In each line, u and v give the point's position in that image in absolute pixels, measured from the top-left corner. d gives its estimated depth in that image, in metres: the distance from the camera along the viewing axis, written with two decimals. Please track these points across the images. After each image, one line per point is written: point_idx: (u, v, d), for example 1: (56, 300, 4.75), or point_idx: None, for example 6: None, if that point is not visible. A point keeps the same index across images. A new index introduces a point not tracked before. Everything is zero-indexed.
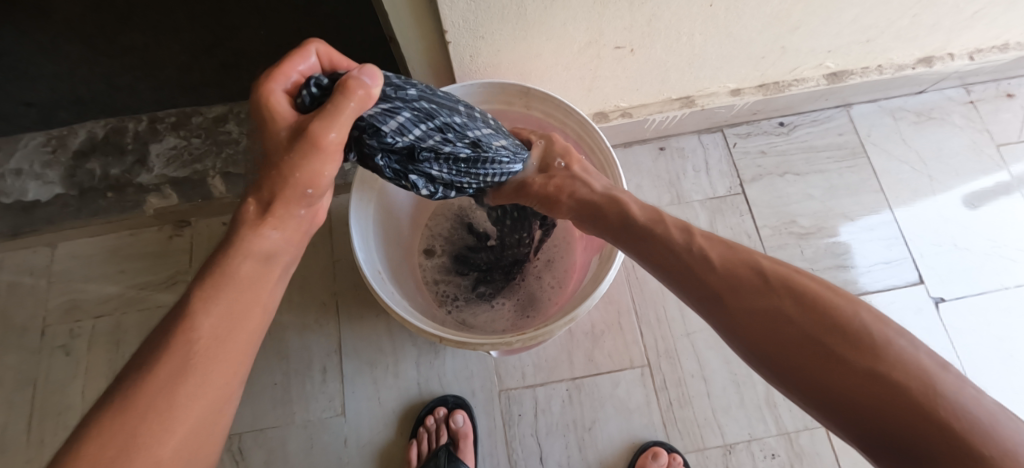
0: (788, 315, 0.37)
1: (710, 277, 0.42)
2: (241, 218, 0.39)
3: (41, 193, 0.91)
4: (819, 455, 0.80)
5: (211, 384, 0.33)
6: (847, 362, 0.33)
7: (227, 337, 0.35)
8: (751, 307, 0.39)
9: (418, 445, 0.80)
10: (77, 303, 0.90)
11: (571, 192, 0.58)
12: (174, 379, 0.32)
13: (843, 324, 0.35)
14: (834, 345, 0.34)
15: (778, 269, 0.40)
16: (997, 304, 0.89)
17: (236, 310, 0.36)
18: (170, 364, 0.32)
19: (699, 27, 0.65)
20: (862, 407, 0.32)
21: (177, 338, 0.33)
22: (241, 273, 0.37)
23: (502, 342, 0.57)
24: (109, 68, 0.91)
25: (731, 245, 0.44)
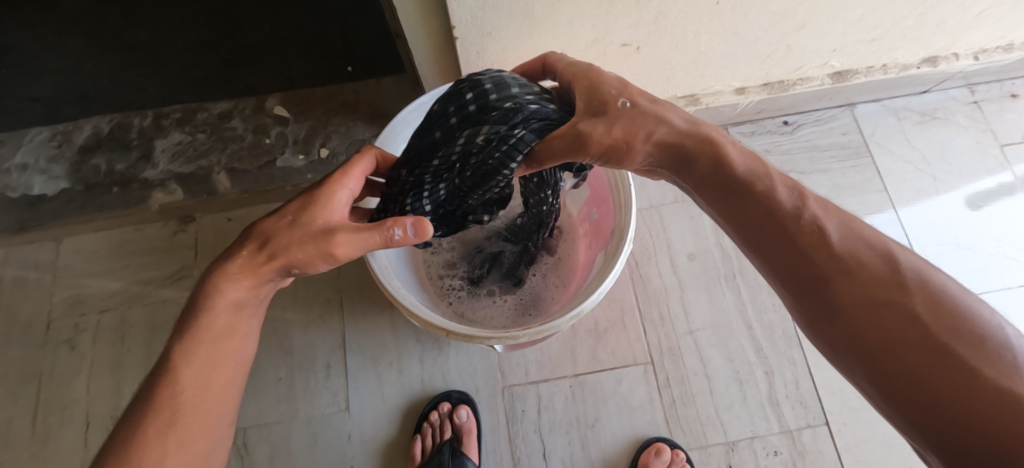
0: (919, 315, 0.32)
1: (822, 253, 0.37)
2: (222, 271, 0.45)
3: (47, 188, 0.92)
4: (821, 453, 0.80)
5: (194, 428, 0.43)
6: (986, 387, 0.29)
7: (206, 387, 0.44)
8: (869, 296, 0.34)
9: (423, 440, 0.80)
10: (82, 297, 0.90)
11: (648, 135, 0.43)
12: (164, 431, 0.42)
13: (982, 342, 0.31)
14: (969, 361, 0.30)
15: (908, 259, 0.35)
16: (999, 305, 0.89)
17: (212, 363, 0.44)
18: (157, 426, 0.42)
19: (705, 26, 0.66)
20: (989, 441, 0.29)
21: (158, 403, 0.42)
22: (212, 331, 0.44)
23: (508, 336, 0.58)
24: (115, 64, 0.88)
25: (850, 221, 0.38)
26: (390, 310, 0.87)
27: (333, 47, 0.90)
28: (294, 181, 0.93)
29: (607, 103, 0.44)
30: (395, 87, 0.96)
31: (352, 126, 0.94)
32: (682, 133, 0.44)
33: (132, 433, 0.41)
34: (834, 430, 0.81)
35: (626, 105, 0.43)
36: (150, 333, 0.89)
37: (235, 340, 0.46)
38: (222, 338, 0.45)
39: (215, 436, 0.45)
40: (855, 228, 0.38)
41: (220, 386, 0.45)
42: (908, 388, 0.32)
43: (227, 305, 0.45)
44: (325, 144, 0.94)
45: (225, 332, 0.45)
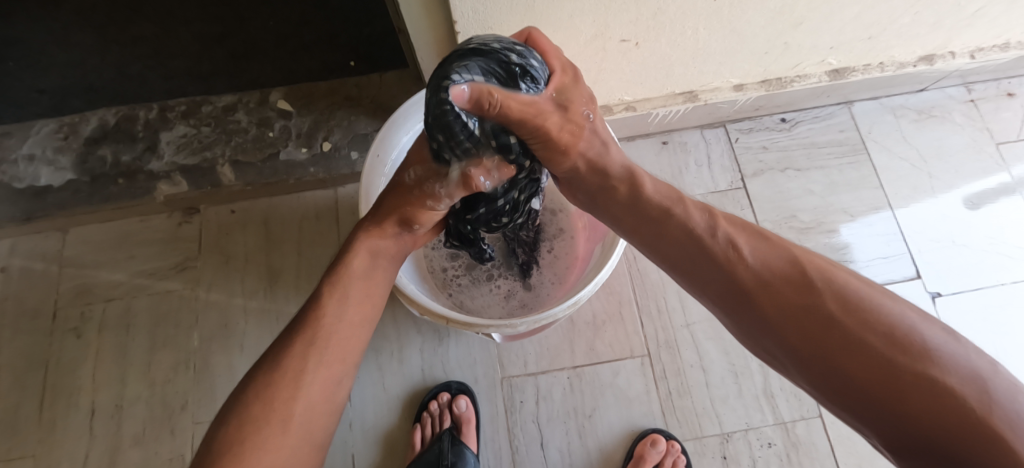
0: (829, 314, 0.36)
1: (741, 269, 0.41)
2: (362, 228, 0.55)
3: (53, 179, 0.92)
4: (814, 445, 0.81)
5: (332, 355, 0.47)
6: (901, 365, 0.33)
7: (346, 317, 0.49)
8: (785, 304, 0.38)
9: (423, 429, 0.82)
10: (88, 287, 0.91)
11: (583, 149, 0.50)
12: (308, 348, 0.46)
13: (888, 326, 0.34)
14: (880, 345, 0.34)
15: (813, 261, 0.40)
16: (992, 300, 0.90)
17: (355, 296, 0.51)
18: (304, 340, 0.46)
19: (703, 22, 0.67)
20: (918, 414, 0.32)
21: (310, 322, 0.48)
22: (354, 267, 0.52)
23: (507, 324, 0.59)
24: (121, 58, 0.92)
25: (762, 236, 0.44)
26: (391, 301, 0.89)
27: (337, 42, 0.93)
28: (296, 175, 0.92)
29: (571, 103, 0.48)
30: (399, 82, 0.95)
31: (354, 120, 0.94)
32: (612, 159, 0.52)
33: (283, 345, 0.46)
34: (827, 422, 0.82)
35: (587, 116, 0.49)
36: (155, 323, 0.90)
37: (371, 286, 0.53)
38: (359, 277, 0.52)
39: (344, 373, 0.48)
40: (766, 241, 0.43)
41: (356, 323, 0.50)
42: (839, 379, 0.35)
43: (365, 254, 0.54)
44: (327, 138, 0.93)
45: (365, 275, 0.53)
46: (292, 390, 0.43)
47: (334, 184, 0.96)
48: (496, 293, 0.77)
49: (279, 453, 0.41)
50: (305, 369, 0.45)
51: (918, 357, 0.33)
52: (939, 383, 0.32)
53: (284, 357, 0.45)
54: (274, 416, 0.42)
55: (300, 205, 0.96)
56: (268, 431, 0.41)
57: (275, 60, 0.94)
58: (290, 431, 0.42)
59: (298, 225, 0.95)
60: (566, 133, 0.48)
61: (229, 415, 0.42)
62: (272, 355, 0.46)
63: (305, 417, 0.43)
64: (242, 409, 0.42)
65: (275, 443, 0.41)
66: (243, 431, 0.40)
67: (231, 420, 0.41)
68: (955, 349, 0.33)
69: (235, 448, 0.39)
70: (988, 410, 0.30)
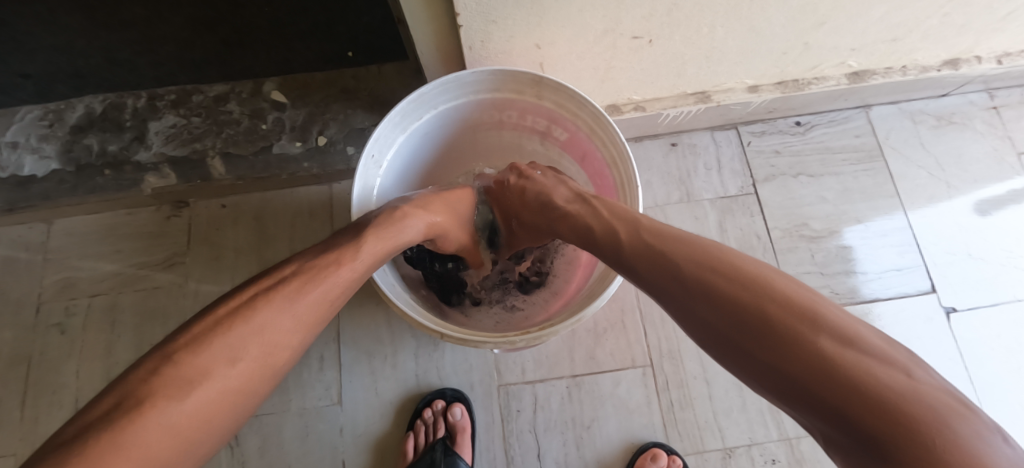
0: (710, 320, 0.39)
1: (663, 288, 0.42)
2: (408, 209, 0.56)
3: (38, 168, 0.88)
4: (819, 461, 0.79)
5: (328, 314, 0.44)
6: (771, 360, 0.35)
7: (355, 283, 0.47)
8: (702, 319, 0.39)
9: (414, 438, 0.79)
10: (72, 281, 0.88)
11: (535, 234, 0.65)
12: (317, 303, 0.43)
13: (753, 324, 0.36)
14: (776, 358, 0.35)
15: (696, 264, 0.41)
16: (1007, 316, 0.87)
17: (369, 266, 0.48)
18: (319, 295, 0.43)
19: (721, 19, 0.62)
20: (796, 398, 0.35)
21: (338, 273, 0.45)
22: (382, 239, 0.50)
23: (505, 341, 0.55)
24: (108, 41, 0.82)
25: (658, 246, 0.44)
26: (387, 303, 0.85)
27: (334, 32, 0.84)
28: (289, 170, 0.89)
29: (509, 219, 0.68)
30: (398, 75, 0.91)
31: (350, 113, 0.90)
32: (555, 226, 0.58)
33: (295, 289, 0.42)
34: None
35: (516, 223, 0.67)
36: (142, 319, 0.87)
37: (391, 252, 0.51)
38: (388, 248, 0.51)
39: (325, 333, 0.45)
40: (657, 249, 0.44)
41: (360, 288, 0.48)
42: (743, 374, 0.38)
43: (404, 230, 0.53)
44: (322, 132, 0.90)
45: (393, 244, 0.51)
46: (295, 337, 0.41)
47: (329, 179, 0.93)
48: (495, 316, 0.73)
49: (253, 395, 0.39)
50: (312, 321, 0.42)
51: (782, 352, 0.35)
52: (805, 376, 0.33)
53: (302, 299, 0.42)
54: (262, 365, 0.39)
55: (294, 200, 0.93)
56: (257, 372, 0.38)
57: (269, 48, 0.86)
58: (272, 377, 0.40)
59: (291, 222, 0.91)
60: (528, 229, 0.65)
61: (218, 340, 0.37)
62: (285, 297, 0.41)
63: (290, 363, 0.41)
64: (242, 341, 0.38)
65: (254, 387, 0.39)
66: (236, 366, 0.37)
67: (220, 352, 0.37)
68: (850, 358, 0.33)
69: (221, 381, 0.36)
70: (837, 389, 0.32)
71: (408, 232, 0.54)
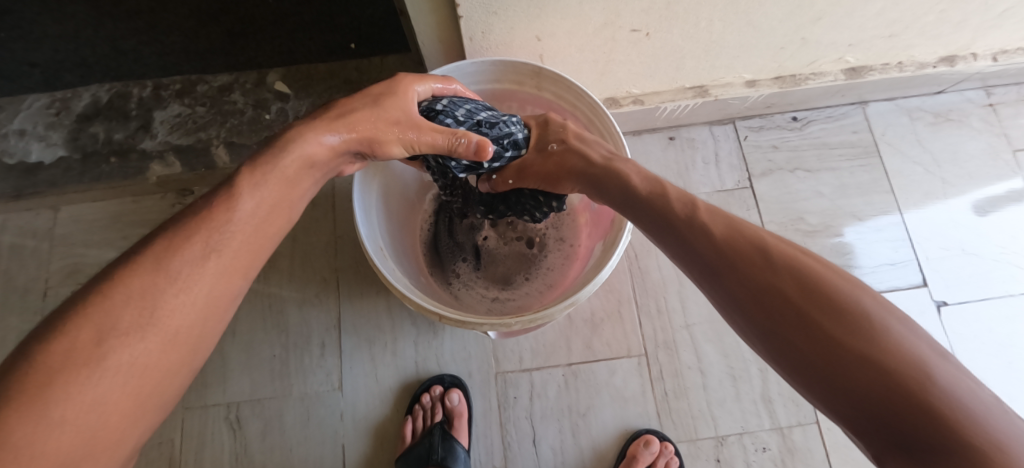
0: (791, 299, 0.35)
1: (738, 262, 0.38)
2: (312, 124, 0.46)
3: (45, 155, 0.90)
4: (810, 451, 0.80)
5: (229, 258, 0.38)
6: (859, 352, 0.32)
7: (262, 222, 0.40)
8: (783, 298, 0.36)
9: (413, 422, 0.81)
10: (78, 267, 0.90)
11: (568, 168, 0.58)
12: (207, 252, 0.37)
13: (848, 311, 0.34)
14: (871, 350, 0.32)
15: (781, 247, 0.39)
16: (998, 311, 0.88)
17: (274, 201, 0.41)
18: (206, 240, 0.37)
19: (719, 13, 0.63)
20: (871, 400, 0.31)
21: (211, 224, 0.37)
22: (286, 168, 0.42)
23: (501, 322, 0.57)
24: (114, 30, 0.86)
25: (738, 223, 0.41)
26: (387, 292, 0.87)
27: (337, 22, 0.87)
28: None
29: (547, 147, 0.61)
30: (399, 67, 0.92)
31: None
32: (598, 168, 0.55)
33: (171, 243, 0.36)
34: (824, 429, 0.81)
35: (558, 146, 0.60)
36: None
37: (292, 191, 0.43)
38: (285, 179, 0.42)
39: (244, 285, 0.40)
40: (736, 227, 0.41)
41: (267, 228, 0.41)
42: (811, 367, 0.34)
43: (299, 156, 0.43)
44: None
45: (287, 184, 0.42)
46: (179, 302, 0.35)
47: None
48: (474, 286, 0.77)
49: (155, 371, 0.34)
50: (199, 279, 0.36)
51: (876, 344, 0.32)
52: (902, 374, 0.31)
53: (174, 260, 0.35)
54: (153, 331, 0.33)
55: None
56: (153, 344, 0.33)
57: (274, 37, 0.88)
58: (172, 348, 0.34)
59: None
60: (549, 164, 0.60)
61: (86, 312, 0.32)
62: (157, 251, 0.35)
63: (198, 326, 0.36)
64: (106, 314, 0.32)
65: (155, 361, 0.33)
66: (107, 345, 0.32)
67: (86, 326, 0.31)
68: (944, 367, 0.31)
69: (93, 364, 0.31)
70: (933, 392, 0.30)
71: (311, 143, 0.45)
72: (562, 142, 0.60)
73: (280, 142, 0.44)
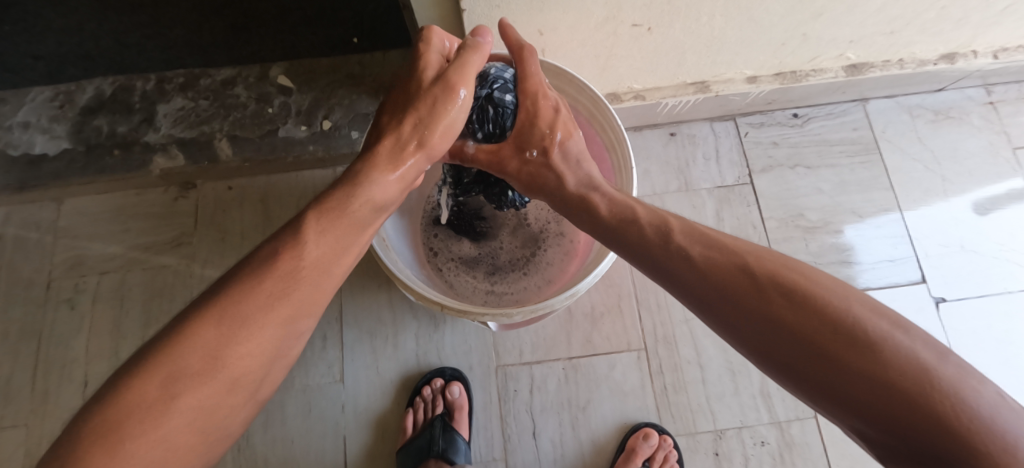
0: (781, 319, 0.36)
1: (716, 288, 0.39)
2: (374, 162, 0.48)
3: (49, 147, 0.91)
4: (808, 445, 0.81)
5: (294, 301, 0.39)
6: (849, 363, 0.33)
7: (328, 267, 0.41)
8: (764, 322, 0.37)
9: (414, 415, 0.82)
10: (82, 259, 0.90)
11: (541, 186, 0.56)
12: (273, 298, 0.38)
13: (842, 324, 0.34)
14: (860, 363, 0.32)
15: (767, 264, 0.39)
16: (996, 307, 0.88)
17: (338, 247, 0.42)
18: (275, 287, 0.38)
19: (720, 9, 0.64)
20: (867, 408, 0.32)
21: (280, 269, 0.39)
22: (353, 212, 0.44)
23: (502, 313, 0.57)
24: (118, 24, 0.85)
25: (722, 243, 0.42)
26: (389, 286, 0.87)
27: (338, 17, 0.86)
28: (295, 152, 0.91)
29: (530, 147, 0.56)
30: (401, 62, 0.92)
31: (355, 98, 0.93)
32: (570, 192, 0.54)
33: (244, 288, 0.38)
34: (822, 424, 0.82)
35: (535, 157, 0.56)
36: (149, 296, 0.89)
37: (356, 236, 0.44)
38: (347, 224, 0.43)
39: (307, 327, 0.41)
40: (714, 247, 0.41)
41: (333, 275, 0.42)
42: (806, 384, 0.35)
43: (366, 199, 0.45)
44: (327, 116, 0.92)
45: (354, 228, 0.44)
46: (246, 349, 0.36)
47: (333, 163, 0.93)
48: (470, 279, 0.77)
49: (216, 412, 0.35)
50: (266, 324, 0.37)
51: (876, 355, 0.32)
52: (897, 383, 0.31)
53: (243, 307, 0.37)
54: (222, 373, 0.35)
55: (299, 183, 0.93)
56: (220, 386, 0.35)
57: (277, 33, 0.88)
58: (235, 390, 0.36)
59: (296, 204, 0.92)
60: (525, 174, 0.56)
61: (162, 354, 0.34)
62: (228, 296, 0.37)
63: (260, 368, 0.37)
64: (178, 361, 0.34)
65: (217, 400, 0.35)
66: (178, 386, 0.33)
67: (160, 369, 0.33)
68: (945, 369, 0.32)
69: (165, 404, 0.33)
70: (936, 397, 0.30)
71: (382, 186, 0.47)
72: (543, 153, 0.56)
73: (353, 180, 0.46)
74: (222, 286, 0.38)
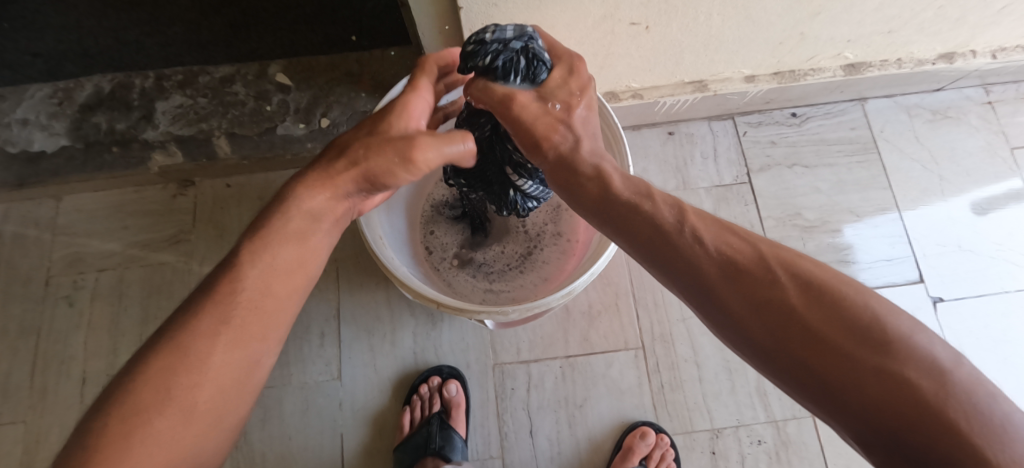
0: (793, 309, 0.32)
1: (720, 272, 0.34)
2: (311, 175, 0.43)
3: (48, 144, 0.90)
4: (805, 443, 0.81)
5: (239, 326, 0.39)
6: (859, 362, 0.29)
7: (269, 289, 0.40)
8: (770, 312, 0.32)
9: (411, 412, 0.82)
10: (80, 256, 0.91)
11: (556, 143, 0.43)
12: (216, 327, 0.38)
13: (858, 321, 0.30)
14: (871, 362, 0.29)
15: (778, 250, 0.34)
16: (993, 307, 0.89)
17: (279, 268, 0.41)
18: (215, 316, 0.38)
19: (717, 8, 0.64)
20: (874, 413, 0.28)
21: (218, 298, 0.39)
22: (289, 230, 0.41)
23: (498, 310, 0.57)
24: (116, 22, 0.85)
25: (727, 225, 0.37)
26: (386, 284, 0.87)
27: (337, 15, 0.87)
28: (293, 149, 0.92)
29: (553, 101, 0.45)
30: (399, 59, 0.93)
31: (354, 96, 0.93)
32: (584, 156, 0.43)
33: (187, 321, 0.38)
34: (819, 423, 0.82)
35: (557, 110, 0.45)
36: (148, 294, 0.89)
37: (304, 255, 0.42)
38: (287, 248, 0.41)
39: (264, 349, 0.41)
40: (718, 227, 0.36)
41: (279, 296, 0.41)
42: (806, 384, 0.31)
43: (301, 217, 0.42)
44: (326, 114, 0.92)
45: (298, 247, 0.42)
46: (198, 377, 0.36)
47: None
48: (465, 277, 0.77)
49: (178, 443, 0.35)
50: (213, 351, 0.37)
51: (888, 353, 0.29)
52: (909, 386, 0.28)
53: (188, 338, 0.37)
54: (173, 404, 0.35)
55: None
56: (174, 417, 0.35)
57: (276, 30, 0.88)
58: (194, 419, 0.36)
59: None
60: (538, 123, 0.44)
61: (119, 394, 0.35)
62: (171, 332, 0.37)
63: (218, 396, 0.37)
64: (132, 400, 0.34)
65: (177, 430, 0.35)
66: (135, 421, 0.34)
67: (116, 406, 0.34)
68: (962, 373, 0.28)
69: (123, 440, 0.33)
70: (948, 401, 0.27)
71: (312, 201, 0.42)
72: (566, 108, 0.45)
73: (285, 200, 0.42)
74: (171, 322, 0.39)
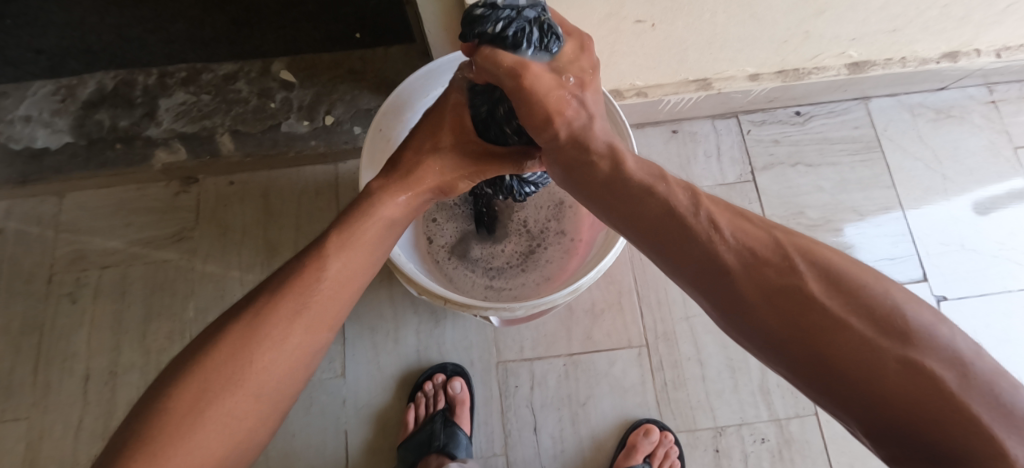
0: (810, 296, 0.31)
1: (734, 259, 0.34)
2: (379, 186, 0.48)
3: (51, 141, 0.91)
4: (807, 442, 0.81)
5: (315, 318, 0.40)
6: (879, 351, 0.28)
7: (345, 283, 0.42)
8: (785, 301, 0.31)
9: (416, 409, 0.82)
10: (83, 253, 0.91)
11: (568, 123, 0.44)
12: (293, 314, 0.39)
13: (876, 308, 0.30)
14: (892, 351, 0.28)
15: (794, 238, 0.34)
16: (996, 306, 0.89)
17: (353, 265, 0.43)
18: (293, 305, 0.39)
19: (722, 6, 0.64)
20: (890, 403, 0.28)
21: (297, 287, 0.40)
22: (366, 235, 0.45)
23: (505, 307, 0.57)
24: (120, 18, 0.89)
25: (740, 213, 0.37)
26: (389, 281, 0.87)
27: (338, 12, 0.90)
28: (296, 147, 0.91)
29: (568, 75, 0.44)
30: (403, 57, 0.93)
31: (357, 94, 0.92)
32: (596, 135, 0.44)
33: (265, 305, 0.39)
34: (822, 421, 0.82)
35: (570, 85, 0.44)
36: (150, 291, 0.89)
37: (369, 256, 0.45)
38: (360, 250, 0.44)
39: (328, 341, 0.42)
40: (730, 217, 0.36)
41: (349, 292, 0.43)
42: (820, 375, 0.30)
43: (377, 220, 0.46)
44: (330, 112, 0.92)
45: (370, 252, 0.45)
46: (270, 362, 0.37)
47: (334, 159, 0.93)
48: (468, 272, 0.78)
49: (242, 423, 0.36)
50: (288, 338, 0.38)
51: (906, 341, 0.29)
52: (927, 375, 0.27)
53: (266, 321, 0.38)
54: (244, 385, 0.36)
55: (299, 180, 0.93)
56: (243, 398, 0.36)
57: (279, 27, 0.91)
58: (259, 401, 0.37)
59: (297, 200, 0.92)
60: (552, 97, 0.43)
61: (194, 368, 0.36)
62: (249, 314, 0.38)
63: (282, 383, 0.38)
64: (206, 377, 0.35)
65: (243, 412, 0.36)
66: (206, 398, 0.35)
67: (191, 382, 0.35)
68: (978, 364, 0.28)
69: (194, 415, 0.34)
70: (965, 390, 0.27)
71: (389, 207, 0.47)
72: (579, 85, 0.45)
73: (362, 206, 0.46)
74: (245, 304, 0.40)
